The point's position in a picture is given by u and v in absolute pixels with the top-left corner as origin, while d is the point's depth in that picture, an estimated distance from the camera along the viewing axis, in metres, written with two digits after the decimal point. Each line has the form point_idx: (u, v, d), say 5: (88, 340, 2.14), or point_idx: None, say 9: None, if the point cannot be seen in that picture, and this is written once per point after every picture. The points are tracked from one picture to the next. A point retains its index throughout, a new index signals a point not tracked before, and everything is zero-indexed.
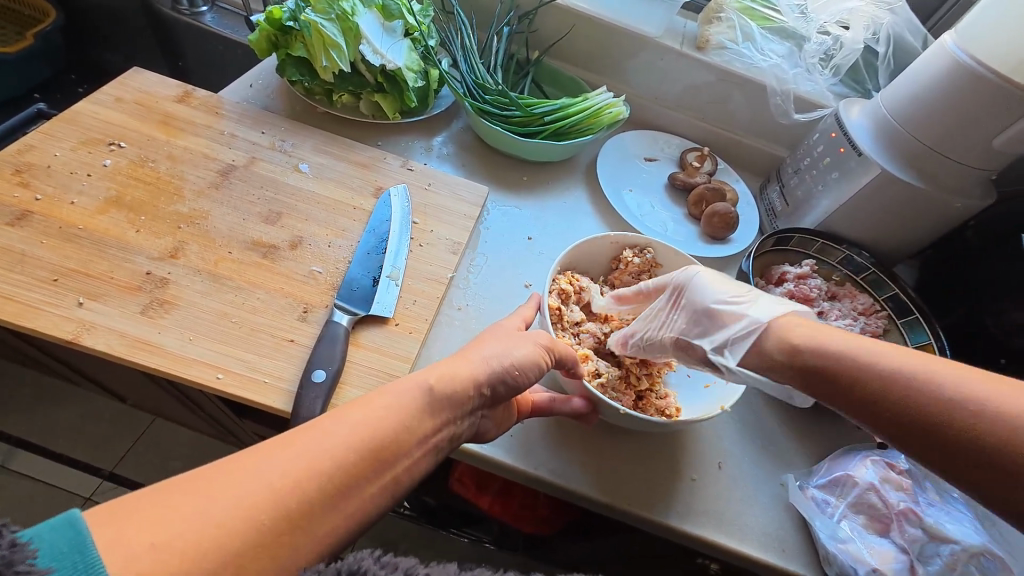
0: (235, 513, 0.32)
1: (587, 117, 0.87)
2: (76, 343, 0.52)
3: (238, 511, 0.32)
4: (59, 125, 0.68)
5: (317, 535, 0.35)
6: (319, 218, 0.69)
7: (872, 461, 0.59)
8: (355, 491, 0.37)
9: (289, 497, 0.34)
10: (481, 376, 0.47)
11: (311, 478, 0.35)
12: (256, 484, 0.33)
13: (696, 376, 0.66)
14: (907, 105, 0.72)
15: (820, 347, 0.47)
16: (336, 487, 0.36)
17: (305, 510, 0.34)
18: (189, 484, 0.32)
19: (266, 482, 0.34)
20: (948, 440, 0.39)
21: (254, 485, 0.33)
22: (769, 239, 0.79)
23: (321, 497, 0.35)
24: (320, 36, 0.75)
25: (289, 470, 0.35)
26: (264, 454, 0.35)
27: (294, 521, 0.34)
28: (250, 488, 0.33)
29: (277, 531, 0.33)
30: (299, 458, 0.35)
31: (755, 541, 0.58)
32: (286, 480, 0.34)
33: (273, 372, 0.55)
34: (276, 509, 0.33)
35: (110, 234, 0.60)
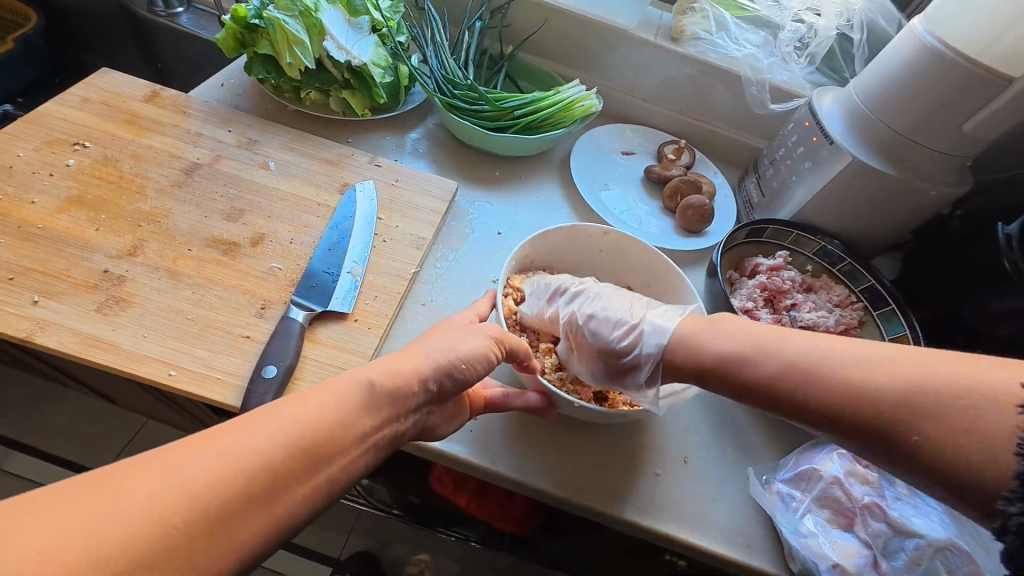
0: (146, 515, 0.32)
1: (558, 110, 0.86)
2: (29, 341, 0.52)
3: (149, 513, 0.32)
4: (24, 126, 0.69)
5: (238, 536, 0.34)
6: (283, 214, 0.69)
7: (839, 454, 0.58)
8: (282, 491, 0.36)
9: (207, 497, 0.33)
10: (426, 371, 0.46)
11: (231, 478, 0.34)
12: (171, 484, 0.33)
13: None
14: (877, 92, 0.71)
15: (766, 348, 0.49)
16: (261, 486, 0.35)
17: (223, 511, 0.34)
18: (102, 483, 0.32)
19: (182, 481, 0.33)
20: (894, 425, 0.41)
21: (169, 486, 0.33)
22: (742, 230, 0.78)
23: (243, 496, 0.35)
24: (284, 33, 0.75)
25: (208, 469, 0.34)
26: (185, 452, 0.35)
27: (212, 521, 0.33)
28: (164, 488, 0.33)
29: (191, 533, 0.32)
30: (220, 456, 0.35)
31: (719, 537, 0.57)
32: (204, 479, 0.34)
33: (227, 368, 0.55)
34: (192, 510, 0.33)
35: (69, 233, 0.60)
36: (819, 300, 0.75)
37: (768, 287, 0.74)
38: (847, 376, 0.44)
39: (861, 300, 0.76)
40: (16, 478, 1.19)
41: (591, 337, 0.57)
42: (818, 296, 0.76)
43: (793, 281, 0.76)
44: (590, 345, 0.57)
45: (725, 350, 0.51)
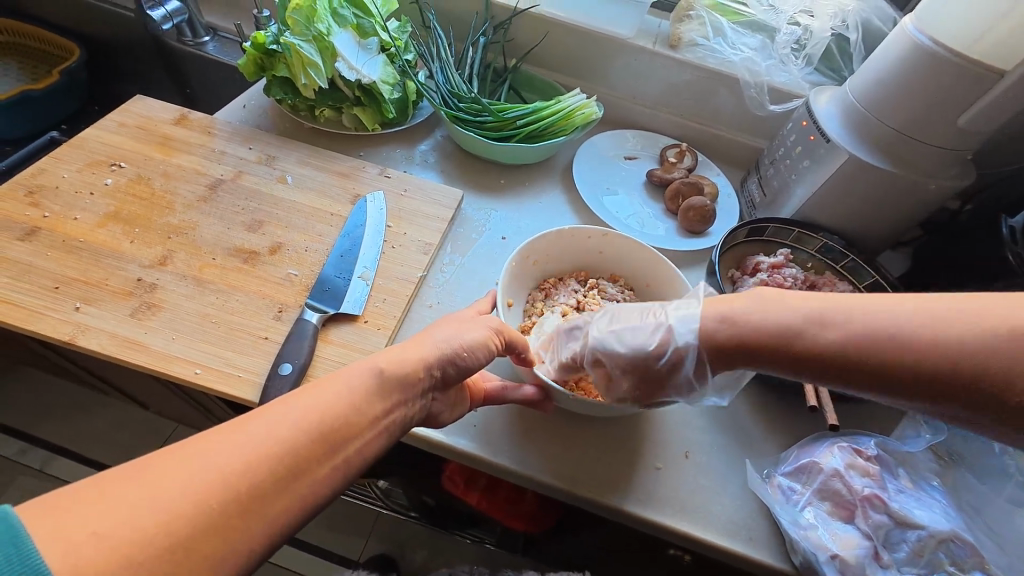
0: (184, 500, 0.34)
1: (559, 119, 0.89)
2: (72, 343, 0.58)
3: (186, 498, 0.34)
4: (69, 150, 0.75)
5: (269, 517, 0.37)
6: (299, 224, 0.73)
7: (839, 447, 0.58)
8: (306, 473, 0.39)
9: (238, 480, 0.36)
10: (432, 358, 0.49)
11: (260, 463, 0.37)
12: (203, 470, 0.35)
13: None
14: (873, 90, 0.72)
15: (733, 333, 0.47)
16: (286, 469, 0.38)
17: (254, 493, 0.36)
18: (136, 473, 0.34)
19: (213, 469, 0.36)
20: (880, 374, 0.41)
21: (201, 472, 0.35)
22: (742, 230, 0.79)
23: (271, 480, 0.37)
24: (299, 56, 0.81)
25: (238, 456, 0.37)
26: (212, 441, 0.37)
27: (244, 503, 0.36)
28: (197, 475, 0.35)
29: (227, 515, 0.35)
30: (247, 443, 0.38)
31: (719, 529, 0.57)
32: (234, 465, 0.36)
33: (248, 367, 0.59)
34: (224, 495, 0.35)
35: (107, 245, 0.66)
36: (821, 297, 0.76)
37: (769, 285, 0.75)
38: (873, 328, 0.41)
39: None
40: (58, 480, 1.26)
41: (621, 359, 0.52)
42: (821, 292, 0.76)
43: (794, 279, 0.76)
44: (610, 370, 0.53)
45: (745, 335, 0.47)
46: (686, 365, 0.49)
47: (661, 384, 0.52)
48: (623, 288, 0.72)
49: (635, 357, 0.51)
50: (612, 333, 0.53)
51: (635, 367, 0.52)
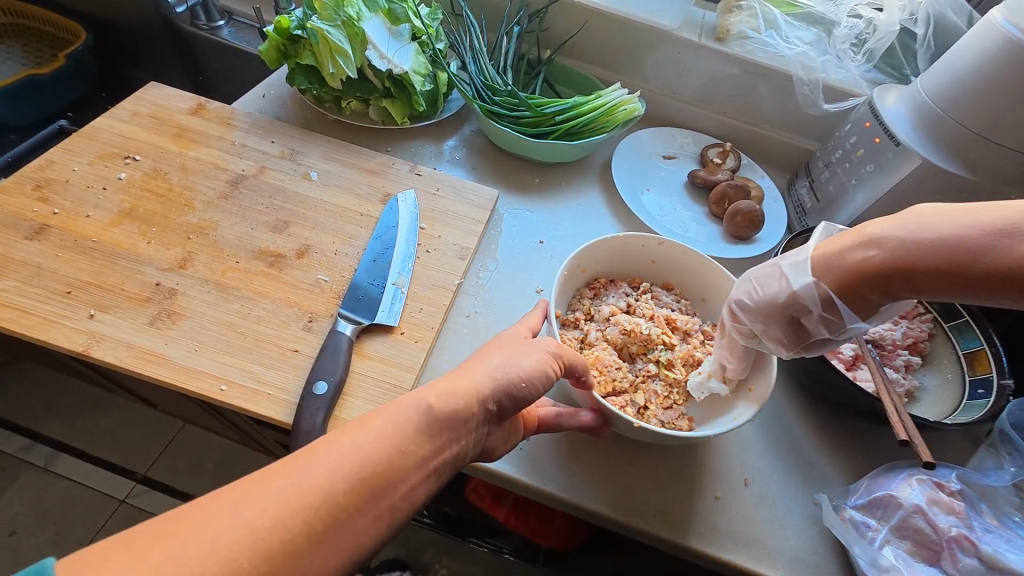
0: (211, 558, 0.29)
1: (600, 115, 0.84)
2: (87, 355, 0.53)
3: (213, 556, 0.29)
4: (79, 141, 0.70)
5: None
6: (327, 225, 0.68)
7: (918, 480, 0.54)
8: (346, 524, 0.33)
9: (271, 535, 0.30)
10: (486, 391, 0.43)
11: (294, 515, 0.31)
12: (233, 523, 0.30)
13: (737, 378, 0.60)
14: (951, 89, 0.66)
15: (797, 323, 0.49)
16: (324, 522, 0.32)
17: (289, 548, 0.31)
18: (160, 525, 0.29)
19: (243, 522, 0.30)
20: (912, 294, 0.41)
21: (229, 526, 0.30)
22: (798, 237, 0.74)
23: (308, 535, 0.31)
24: (327, 44, 0.75)
25: (270, 507, 0.31)
26: (244, 488, 0.32)
27: (278, 563, 0.30)
28: (225, 530, 0.30)
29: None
30: (282, 491, 0.32)
31: (788, 568, 0.53)
32: (269, 516, 0.31)
33: (277, 383, 0.54)
34: (256, 551, 0.30)
35: (122, 246, 0.61)
36: None
37: None
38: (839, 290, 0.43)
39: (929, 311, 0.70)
40: (63, 480, 1.22)
41: (762, 313, 0.51)
42: None
43: None
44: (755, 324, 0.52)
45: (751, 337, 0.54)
46: (812, 307, 0.45)
47: (807, 330, 0.48)
48: (678, 297, 0.67)
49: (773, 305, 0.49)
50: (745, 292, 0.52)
51: (774, 317, 0.50)
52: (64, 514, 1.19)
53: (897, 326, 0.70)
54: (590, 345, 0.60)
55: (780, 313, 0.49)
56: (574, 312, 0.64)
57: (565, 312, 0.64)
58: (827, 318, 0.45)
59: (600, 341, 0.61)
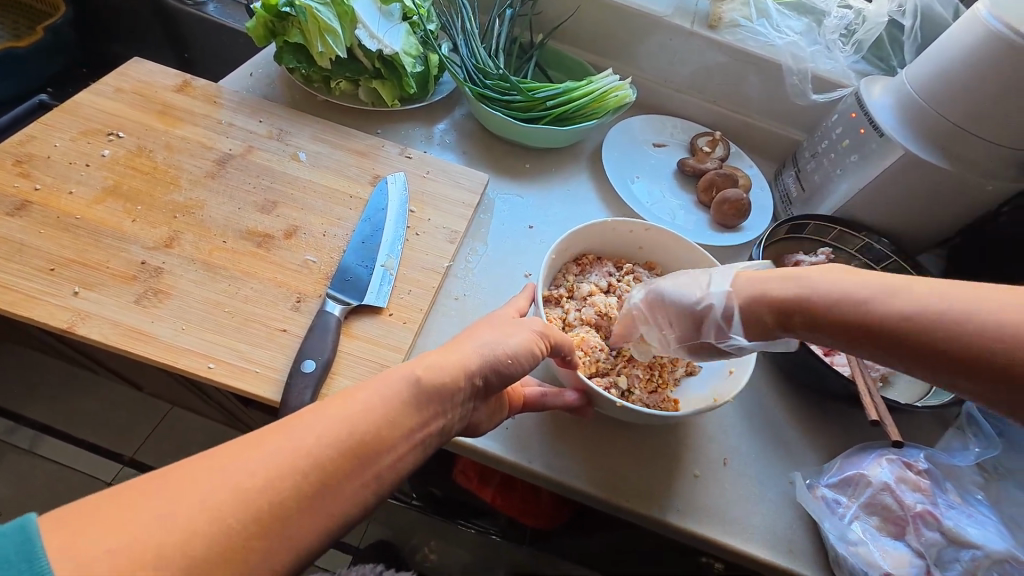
0: (199, 516, 0.29)
1: (591, 100, 0.84)
2: (71, 332, 0.53)
3: (200, 514, 0.29)
4: (60, 117, 0.69)
5: (293, 539, 0.31)
6: (315, 207, 0.68)
7: (888, 460, 0.56)
8: (333, 490, 0.33)
9: (258, 496, 0.31)
10: (473, 366, 0.43)
11: (283, 478, 0.32)
12: (222, 483, 0.30)
13: (718, 361, 0.62)
14: (934, 82, 0.68)
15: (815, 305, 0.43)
16: (311, 486, 0.33)
17: (277, 510, 0.31)
18: (150, 484, 0.30)
19: (231, 482, 0.30)
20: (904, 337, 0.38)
21: (218, 485, 0.30)
22: (783, 226, 0.75)
23: (295, 498, 0.32)
24: (316, 22, 0.74)
25: (259, 469, 0.31)
26: (234, 451, 0.32)
27: (265, 525, 0.30)
28: (215, 490, 0.30)
29: (245, 536, 0.30)
30: (271, 455, 0.32)
31: (763, 542, 0.55)
32: (256, 479, 0.31)
33: (264, 362, 0.54)
34: (244, 511, 0.30)
35: (106, 224, 0.60)
36: None
37: None
38: (942, 304, 0.37)
39: None
40: (49, 462, 1.22)
41: (673, 309, 0.55)
42: None
43: None
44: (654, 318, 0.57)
45: (776, 293, 0.45)
46: (716, 319, 0.51)
47: (699, 331, 0.53)
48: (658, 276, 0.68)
49: (682, 310, 0.54)
50: (668, 287, 0.56)
51: (679, 316, 0.55)
52: (51, 495, 1.19)
53: None
54: (573, 323, 0.62)
55: (805, 300, 0.44)
56: (557, 288, 0.65)
57: (548, 288, 0.65)
58: (895, 318, 0.38)
59: (582, 321, 0.62)
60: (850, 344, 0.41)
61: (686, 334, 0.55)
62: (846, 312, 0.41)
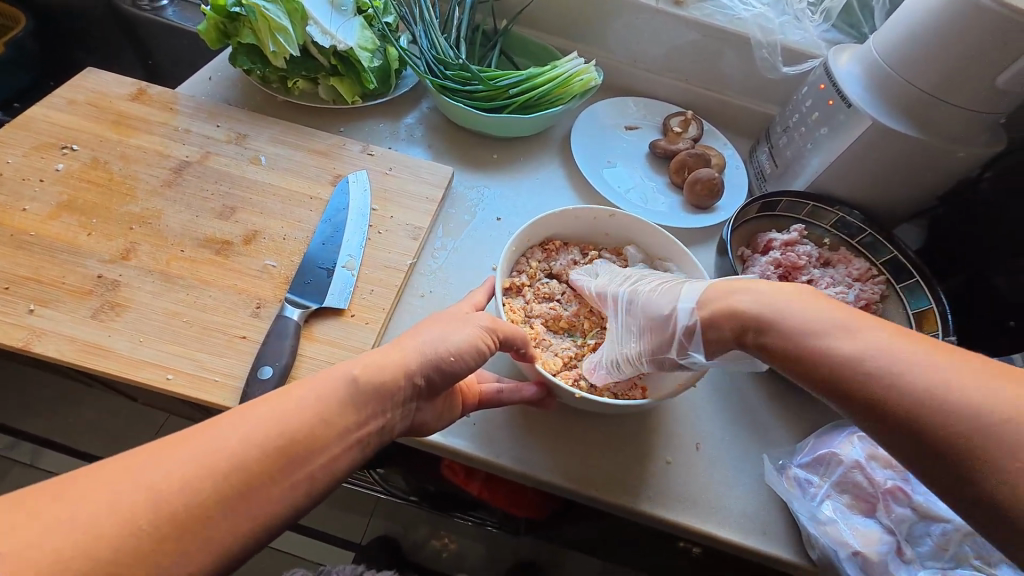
0: (112, 518, 0.30)
1: (555, 86, 0.82)
2: (27, 350, 0.52)
3: (112, 514, 0.30)
4: (13, 132, 0.68)
5: (211, 541, 0.32)
6: (275, 210, 0.67)
7: (859, 437, 0.55)
8: (258, 491, 0.34)
9: (177, 499, 0.31)
10: (413, 365, 0.43)
11: (202, 479, 0.32)
12: (139, 485, 0.31)
13: None
14: (900, 49, 0.66)
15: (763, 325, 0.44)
16: (234, 487, 0.33)
17: (193, 512, 0.32)
18: (66, 483, 0.31)
19: (148, 485, 0.31)
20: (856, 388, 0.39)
21: (134, 488, 0.31)
22: (755, 204, 0.73)
23: (216, 501, 0.32)
24: (266, 20, 0.72)
25: (179, 472, 0.32)
26: (154, 453, 0.33)
27: (182, 527, 0.31)
28: (130, 490, 0.31)
29: (159, 538, 0.30)
30: (193, 457, 0.33)
31: (733, 525, 0.55)
32: (175, 481, 0.32)
33: (224, 370, 0.54)
34: (159, 514, 0.31)
35: (61, 239, 0.60)
36: (836, 275, 0.72)
37: (783, 263, 0.71)
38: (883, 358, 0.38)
39: (882, 273, 0.72)
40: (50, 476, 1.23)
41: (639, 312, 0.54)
42: (835, 270, 0.73)
43: (809, 256, 0.72)
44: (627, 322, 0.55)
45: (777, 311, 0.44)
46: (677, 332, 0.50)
47: (666, 342, 0.52)
48: (628, 263, 0.67)
49: (651, 316, 0.53)
50: (641, 289, 0.56)
51: (646, 320, 0.53)
52: None
53: (850, 289, 0.71)
54: (535, 314, 0.61)
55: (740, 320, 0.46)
56: (519, 274, 0.63)
57: (510, 275, 0.63)
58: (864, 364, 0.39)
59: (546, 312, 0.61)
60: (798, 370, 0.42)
61: (649, 347, 0.53)
62: (820, 351, 0.41)
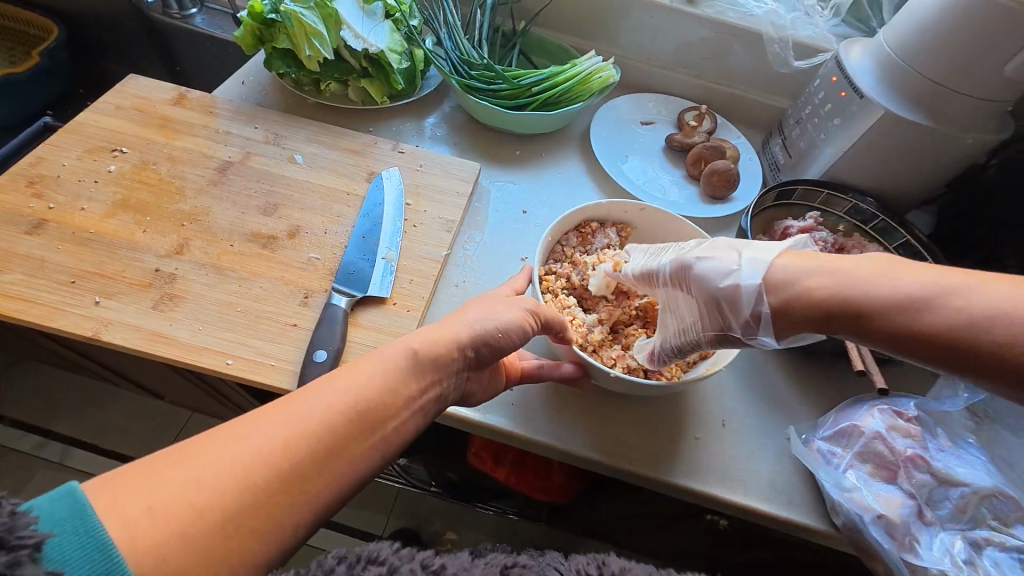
0: (230, 475, 0.33)
1: (575, 84, 0.85)
2: (97, 339, 0.56)
3: (231, 474, 0.33)
4: (65, 136, 0.71)
5: (312, 494, 0.36)
6: (315, 206, 0.71)
7: (879, 410, 0.58)
8: (345, 451, 0.38)
9: (281, 458, 0.35)
10: (464, 338, 0.47)
11: (299, 441, 0.36)
12: (248, 448, 0.35)
13: None
14: (910, 41, 0.69)
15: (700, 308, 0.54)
16: (326, 448, 0.37)
17: (296, 470, 0.35)
18: (183, 450, 0.34)
19: (255, 448, 0.35)
20: None
21: (244, 451, 0.34)
22: (770, 193, 0.77)
23: (312, 460, 0.36)
24: (302, 25, 0.76)
25: (278, 436, 0.36)
26: (254, 421, 0.36)
27: (288, 482, 0.35)
28: (241, 453, 0.34)
29: (271, 493, 0.34)
30: (287, 423, 0.37)
31: (760, 495, 0.58)
32: (277, 443, 0.35)
33: (279, 355, 0.58)
34: (269, 471, 0.35)
35: (120, 236, 0.63)
36: None
37: None
38: None
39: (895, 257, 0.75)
40: (80, 472, 1.26)
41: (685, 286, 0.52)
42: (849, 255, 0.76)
43: (824, 241, 0.75)
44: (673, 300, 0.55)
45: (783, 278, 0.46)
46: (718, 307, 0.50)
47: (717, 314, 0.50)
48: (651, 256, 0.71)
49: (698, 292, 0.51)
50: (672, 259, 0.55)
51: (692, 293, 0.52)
52: None
53: None
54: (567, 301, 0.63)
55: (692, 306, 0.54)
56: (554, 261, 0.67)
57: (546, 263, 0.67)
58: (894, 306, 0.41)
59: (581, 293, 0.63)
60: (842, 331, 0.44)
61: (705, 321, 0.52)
62: None
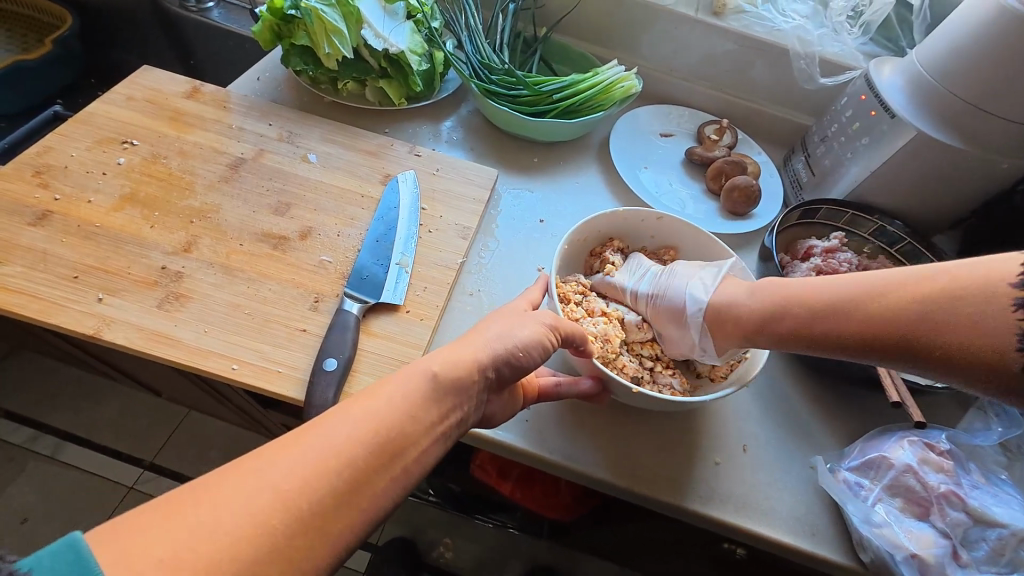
0: (247, 519, 0.31)
1: (598, 93, 0.84)
2: (97, 338, 0.54)
3: (246, 519, 0.31)
4: (74, 126, 0.70)
5: (332, 534, 0.34)
6: (328, 207, 0.69)
7: (909, 442, 0.56)
8: (366, 485, 0.35)
9: (299, 497, 0.33)
10: (485, 360, 0.45)
11: (317, 478, 0.34)
12: (264, 487, 0.32)
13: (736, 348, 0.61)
14: (945, 60, 0.67)
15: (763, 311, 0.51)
16: (346, 484, 0.35)
17: (315, 509, 0.33)
18: (194, 490, 0.32)
19: (271, 486, 0.32)
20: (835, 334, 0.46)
21: (260, 491, 0.32)
22: (794, 212, 0.75)
23: (331, 497, 0.34)
24: (322, 22, 0.75)
25: (295, 472, 0.33)
26: (267, 457, 0.34)
27: (307, 522, 0.33)
28: (256, 493, 0.32)
29: (290, 535, 0.32)
30: (305, 457, 0.34)
31: (786, 528, 0.55)
32: (294, 481, 0.33)
33: (287, 362, 0.55)
34: (286, 511, 0.32)
35: (126, 230, 0.61)
36: None
37: (823, 270, 0.71)
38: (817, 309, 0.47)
39: None
40: (70, 469, 1.23)
41: (663, 308, 0.59)
42: None
43: (850, 263, 0.72)
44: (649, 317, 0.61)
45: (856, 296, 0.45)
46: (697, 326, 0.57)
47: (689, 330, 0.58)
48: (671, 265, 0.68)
49: (677, 308, 0.58)
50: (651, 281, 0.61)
51: (667, 312, 0.59)
52: (73, 501, 1.20)
53: None
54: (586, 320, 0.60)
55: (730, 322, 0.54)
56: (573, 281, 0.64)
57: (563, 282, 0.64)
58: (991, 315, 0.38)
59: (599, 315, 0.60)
60: (915, 355, 0.41)
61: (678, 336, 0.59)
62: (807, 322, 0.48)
